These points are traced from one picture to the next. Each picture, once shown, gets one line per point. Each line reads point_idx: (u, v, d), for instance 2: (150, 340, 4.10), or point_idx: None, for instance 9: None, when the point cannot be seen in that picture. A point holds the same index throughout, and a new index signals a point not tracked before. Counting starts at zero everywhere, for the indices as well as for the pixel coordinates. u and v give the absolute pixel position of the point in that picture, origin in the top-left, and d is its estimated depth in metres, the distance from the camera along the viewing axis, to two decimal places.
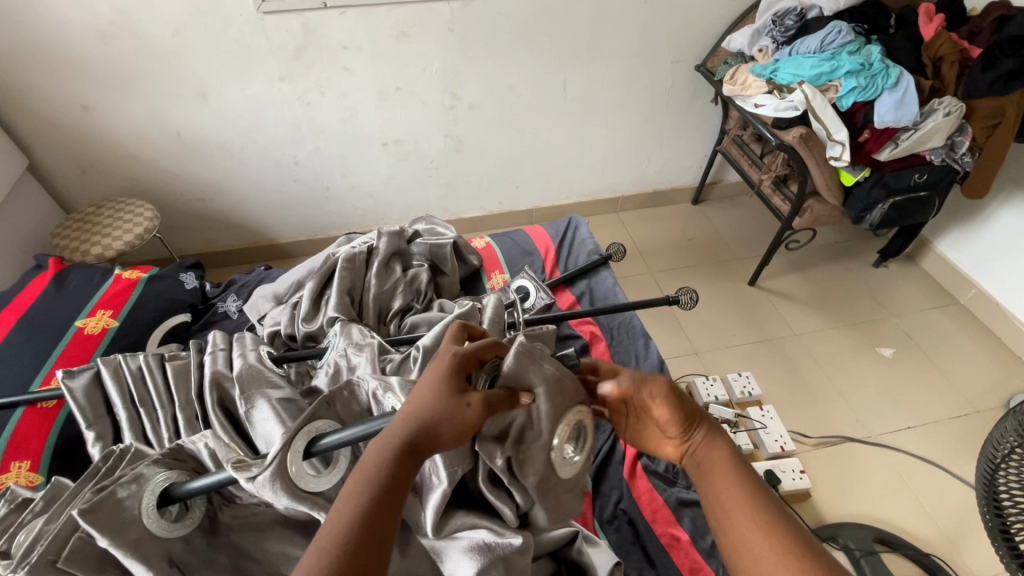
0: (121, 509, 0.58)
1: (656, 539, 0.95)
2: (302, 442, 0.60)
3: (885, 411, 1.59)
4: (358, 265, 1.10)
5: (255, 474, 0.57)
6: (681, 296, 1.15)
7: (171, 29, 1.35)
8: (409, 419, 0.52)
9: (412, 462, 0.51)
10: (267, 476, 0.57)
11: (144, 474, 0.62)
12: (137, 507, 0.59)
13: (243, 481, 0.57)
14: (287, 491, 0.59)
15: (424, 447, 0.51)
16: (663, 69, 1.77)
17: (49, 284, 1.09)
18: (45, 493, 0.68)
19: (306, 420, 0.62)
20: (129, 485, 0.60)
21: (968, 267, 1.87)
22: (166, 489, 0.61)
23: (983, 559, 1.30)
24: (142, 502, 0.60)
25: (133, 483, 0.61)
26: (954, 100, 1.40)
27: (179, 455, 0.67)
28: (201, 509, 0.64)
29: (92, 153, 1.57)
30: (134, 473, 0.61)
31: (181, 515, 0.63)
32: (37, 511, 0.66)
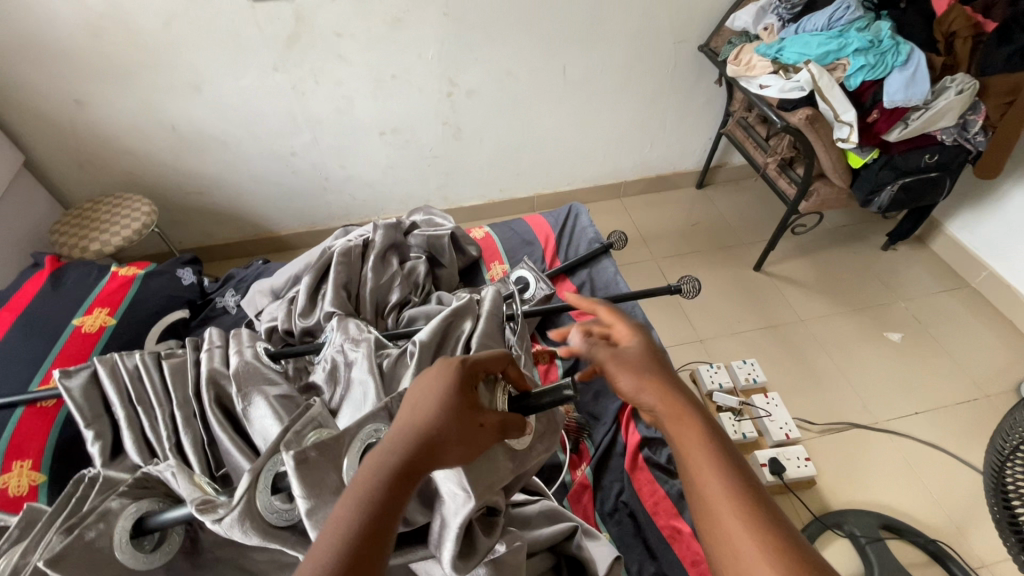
0: (92, 549, 0.57)
1: (658, 531, 0.94)
2: (266, 481, 0.59)
3: (892, 396, 1.57)
4: (354, 258, 1.09)
5: (222, 516, 0.55)
6: (683, 285, 1.12)
7: (160, 19, 1.32)
8: (390, 455, 0.48)
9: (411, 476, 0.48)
10: (234, 517, 0.55)
11: (112, 509, 0.60)
12: (109, 544, 0.58)
13: (209, 523, 0.55)
14: (259, 531, 0.57)
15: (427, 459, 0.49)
16: (665, 50, 1.72)
17: (45, 282, 1.09)
18: (21, 520, 0.65)
19: (269, 453, 0.59)
20: (97, 525, 0.58)
21: (979, 249, 1.83)
22: (141, 519, 0.61)
23: (989, 545, 1.30)
24: (114, 538, 0.59)
25: (100, 521, 0.59)
26: (967, 77, 1.35)
27: (146, 482, 0.65)
28: (178, 534, 0.64)
29: (88, 148, 1.56)
30: (101, 510, 0.59)
31: (158, 543, 0.62)
32: (14, 538, 0.65)
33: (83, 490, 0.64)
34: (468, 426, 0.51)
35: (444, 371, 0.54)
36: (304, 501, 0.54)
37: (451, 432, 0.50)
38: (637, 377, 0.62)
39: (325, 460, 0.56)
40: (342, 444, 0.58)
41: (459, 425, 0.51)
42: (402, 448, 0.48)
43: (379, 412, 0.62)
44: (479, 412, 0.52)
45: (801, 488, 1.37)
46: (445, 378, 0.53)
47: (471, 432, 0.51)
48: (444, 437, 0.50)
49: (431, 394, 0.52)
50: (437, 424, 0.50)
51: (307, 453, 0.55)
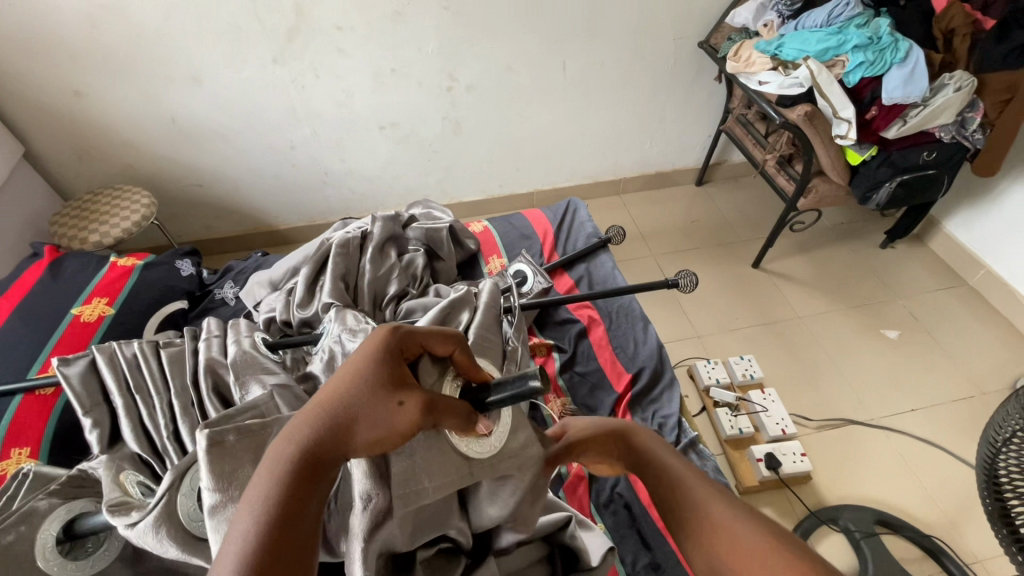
0: (13, 552, 0.60)
1: (653, 522, 0.95)
2: (189, 486, 0.62)
3: (888, 393, 1.58)
4: (352, 250, 1.09)
5: (136, 519, 0.58)
6: (680, 279, 1.12)
7: (161, 12, 1.32)
8: (301, 439, 0.45)
9: (317, 463, 0.44)
10: (150, 521, 0.58)
11: (38, 509, 0.64)
12: (32, 545, 0.61)
13: (121, 527, 0.59)
14: (173, 537, 0.58)
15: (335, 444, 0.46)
16: (665, 46, 1.72)
17: (44, 272, 1.09)
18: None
19: (189, 462, 0.63)
20: (17, 528, 0.62)
21: (977, 247, 1.83)
22: (67, 522, 0.64)
23: (983, 541, 1.30)
24: (36, 541, 0.62)
25: (22, 524, 0.62)
26: (965, 74, 1.35)
27: (82, 482, 0.71)
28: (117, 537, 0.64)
29: (88, 140, 1.56)
30: (25, 512, 0.63)
31: (95, 547, 0.63)
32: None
33: (14, 489, 0.69)
34: (386, 405, 0.47)
35: (366, 348, 0.51)
36: (212, 495, 0.53)
37: (363, 414, 0.47)
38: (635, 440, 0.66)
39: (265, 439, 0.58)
40: (268, 433, 0.58)
41: (373, 403, 0.47)
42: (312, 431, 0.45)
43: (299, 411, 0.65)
44: (399, 389, 0.48)
45: (797, 483, 1.37)
46: (364, 355, 0.50)
47: (387, 410, 0.47)
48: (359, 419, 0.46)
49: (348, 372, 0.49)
50: (350, 405, 0.47)
51: (225, 437, 0.55)
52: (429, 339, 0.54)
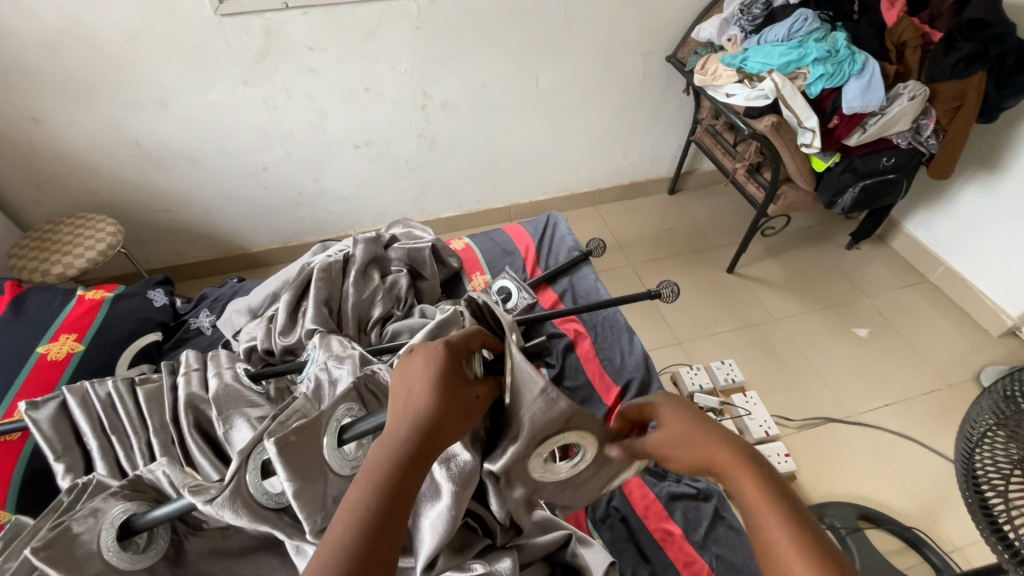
0: (76, 544, 0.55)
1: (649, 534, 0.95)
2: (255, 464, 0.60)
3: (862, 390, 1.63)
4: (334, 274, 1.07)
5: (213, 496, 0.55)
6: (663, 289, 1.14)
7: (123, 34, 1.28)
8: (386, 453, 0.47)
9: (416, 465, 0.47)
10: (226, 496, 0.56)
11: (101, 507, 0.58)
12: (95, 542, 0.56)
13: (200, 504, 0.54)
14: (249, 510, 0.58)
15: (432, 445, 0.48)
16: (634, 60, 1.77)
17: (6, 309, 1.04)
18: (4, 534, 0.65)
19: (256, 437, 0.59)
20: (86, 519, 0.57)
21: (935, 246, 1.92)
22: (128, 520, 0.58)
23: (960, 529, 1.35)
24: (101, 537, 0.57)
25: (91, 515, 0.57)
26: (918, 84, 1.43)
27: (139, 486, 0.62)
28: (164, 538, 0.61)
29: (46, 167, 1.49)
30: (90, 507, 0.57)
31: (147, 544, 0.60)
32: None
33: (74, 497, 0.64)
34: (462, 402, 0.50)
35: (424, 357, 0.52)
36: (291, 484, 0.57)
37: (452, 414, 0.49)
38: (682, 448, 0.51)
39: (305, 446, 0.59)
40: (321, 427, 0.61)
41: (451, 403, 0.49)
42: (396, 442, 0.47)
43: (349, 394, 0.67)
44: (467, 386, 0.52)
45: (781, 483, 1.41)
46: (423, 363, 0.51)
47: (469, 404, 0.51)
48: (441, 421, 0.48)
49: (417, 378, 0.51)
50: (428, 409, 0.48)
51: (286, 437, 0.58)
52: (473, 336, 0.57)
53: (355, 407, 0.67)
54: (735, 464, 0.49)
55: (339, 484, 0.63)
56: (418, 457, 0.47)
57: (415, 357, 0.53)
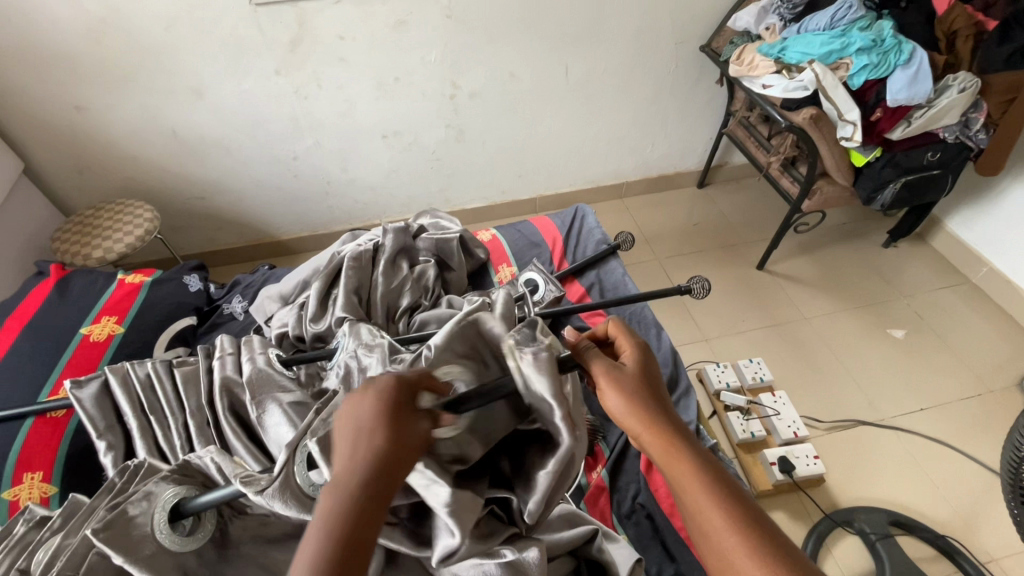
0: (132, 526, 0.58)
1: (675, 532, 0.94)
2: (303, 455, 0.60)
3: (896, 393, 1.58)
4: (365, 263, 1.08)
5: (263, 487, 0.56)
6: (693, 285, 1.12)
7: (161, 23, 1.31)
8: (331, 504, 0.47)
9: (364, 509, 0.48)
10: (275, 488, 0.57)
11: (154, 491, 0.60)
12: (148, 524, 0.58)
13: (252, 495, 0.56)
14: (295, 500, 0.58)
15: (377, 489, 0.49)
16: (667, 50, 1.73)
17: (51, 291, 1.08)
18: (62, 510, 0.65)
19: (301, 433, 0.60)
20: (140, 502, 0.59)
21: (979, 245, 1.84)
22: (178, 504, 0.60)
23: (997, 540, 1.30)
24: (153, 519, 0.59)
25: (145, 499, 0.60)
26: (969, 75, 1.36)
27: (187, 469, 0.64)
28: (212, 522, 0.62)
29: (87, 154, 1.54)
30: (144, 490, 0.60)
31: (194, 528, 0.61)
32: (56, 527, 0.65)
33: (126, 480, 0.65)
34: (408, 443, 0.52)
35: (373, 397, 0.53)
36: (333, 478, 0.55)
37: (395, 455, 0.50)
38: (627, 405, 0.59)
39: None
40: None
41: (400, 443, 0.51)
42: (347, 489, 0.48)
43: None
44: (411, 426, 0.53)
45: (810, 486, 1.37)
46: (372, 404, 0.53)
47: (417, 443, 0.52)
48: (387, 465, 0.49)
49: (356, 426, 0.52)
50: (372, 454, 0.50)
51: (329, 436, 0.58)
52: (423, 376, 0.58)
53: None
54: (668, 434, 0.57)
55: None
56: (364, 503, 0.48)
57: (363, 396, 0.54)
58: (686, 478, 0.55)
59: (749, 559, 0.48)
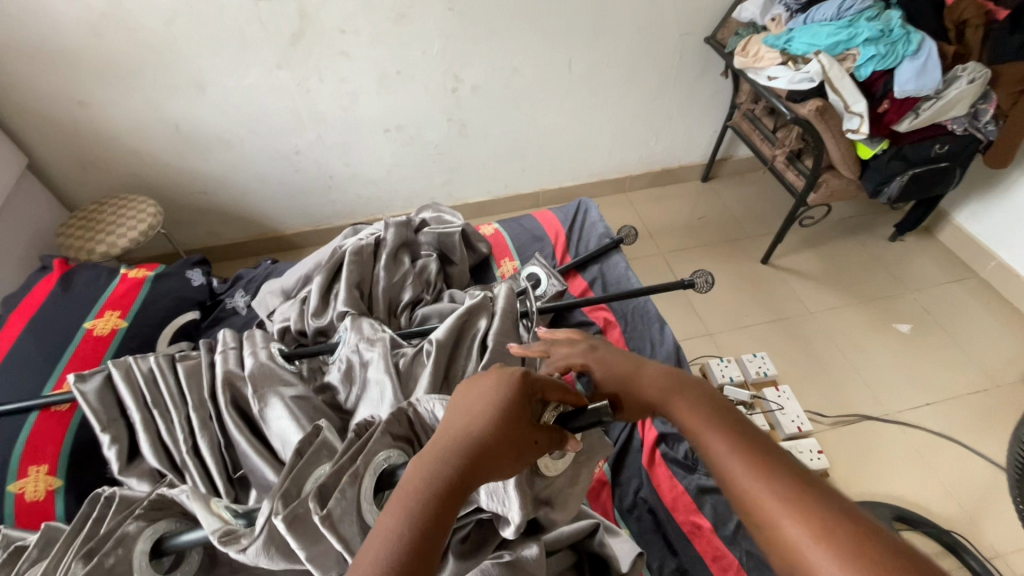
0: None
1: (678, 526, 0.93)
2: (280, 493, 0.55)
3: (902, 388, 1.57)
4: (365, 257, 1.07)
5: (245, 546, 0.54)
6: (696, 279, 1.11)
7: (163, 18, 1.30)
8: (428, 474, 0.46)
9: (458, 495, 0.46)
10: (258, 546, 0.54)
11: (128, 533, 0.58)
12: (129, 569, 0.57)
13: (234, 554, 0.54)
14: (283, 554, 0.56)
15: (480, 475, 0.48)
16: (672, 42, 1.71)
17: (55, 286, 1.08)
18: (40, 539, 0.66)
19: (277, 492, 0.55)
20: (115, 550, 0.56)
21: (986, 239, 1.82)
22: (159, 540, 0.59)
23: (1002, 535, 1.30)
24: (133, 562, 0.57)
25: (119, 546, 0.57)
26: (979, 66, 1.34)
27: (162, 503, 0.61)
28: (197, 553, 0.63)
29: (91, 148, 1.54)
30: (118, 535, 0.57)
31: (176, 563, 0.61)
32: (34, 558, 0.65)
33: (100, 511, 0.64)
34: (520, 439, 0.51)
35: (495, 378, 0.54)
36: (303, 552, 0.54)
37: (507, 446, 0.50)
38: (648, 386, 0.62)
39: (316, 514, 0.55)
40: (354, 485, 0.55)
41: (506, 438, 0.50)
42: (441, 467, 0.47)
43: (383, 438, 0.60)
44: (530, 428, 0.52)
45: None
46: (493, 385, 0.53)
47: (526, 447, 0.51)
48: (496, 452, 0.49)
49: (479, 407, 0.52)
50: (486, 436, 0.49)
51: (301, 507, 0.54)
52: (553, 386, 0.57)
53: (394, 452, 0.60)
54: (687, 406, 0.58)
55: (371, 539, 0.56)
56: (461, 487, 0.47)
57: (487, 378, 0.55)
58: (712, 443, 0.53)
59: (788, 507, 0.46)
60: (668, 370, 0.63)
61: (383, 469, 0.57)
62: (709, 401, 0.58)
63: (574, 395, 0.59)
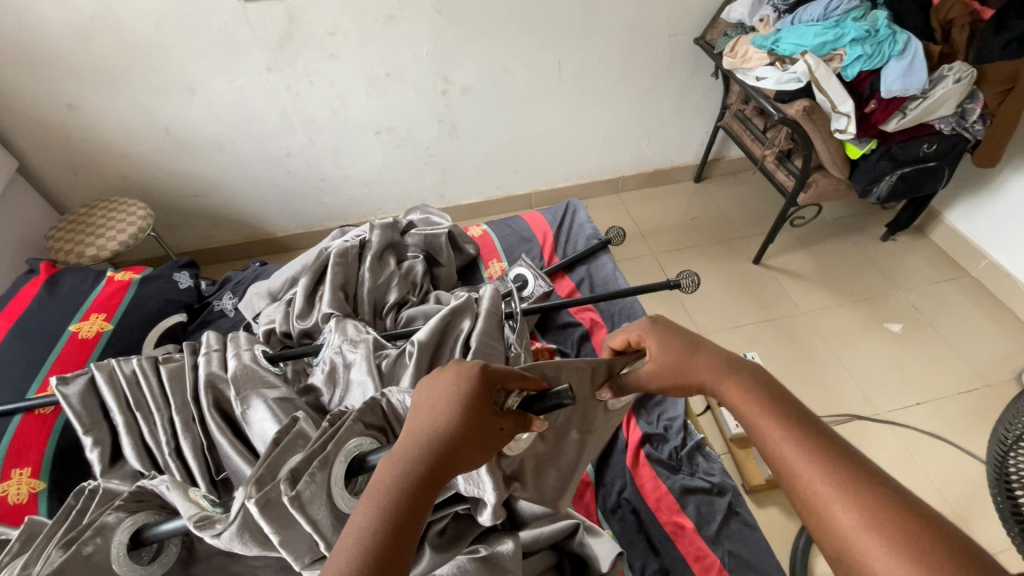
0: (90, 565, 0.55)
1: (661, 527, 0.93)
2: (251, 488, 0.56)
3: (892, 388, 1.57)
4: (351, 259, 1.08)
5: (219, 530, 0.54)
6: (682, 280, 1.11)
7: (151, 21, 1.31)
8: (393, 477, 0.47)
9: (425, 492, 0.47)
10: (232, 531, 0.54)
11: (108, 523, 0.58)
12: (108, 558, 0.56)
13: (208, 539, 0.54)
14: (257, 541, 0.56)
15: (446, 471, 0.48)
16: (662, 43, 1.71)
17: (41, 289, 1.08)
18: (20, 533, 0.65)
19: (253, 477, 0.56)
20: (94, 540, 0.56)
21: (977, 238, 1.82)
22: (139, 531, 0.59)
23: (992, 534, 1.30)
24: (112, 552, 0.57)
25: (98, 536, 0.56)
26: (965, 65, 1.34)
27: (142, 495, 0.62)
28: (176, 545, 0.62)
29: (81, 152, 1.54)
30: (97, 525, 0.57)
31: (155, 555, 0.61)
32: (15, 551, 0.64)
33: (83, 503, 0.64)
34: (484, 431, 0.50)
35: (455, 374, 0.51)
36: (276, 536, 0.54)
37: (471, 442, 0.49)
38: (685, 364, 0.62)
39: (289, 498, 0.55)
40: (324, 468, 0.56)
41: (470, 433, 0.49)
42: (406, 468, 0.47)
43: (356, 425, 0.61)
44: (494, 417, 0.50)
45: None
46: (454, 382, 0.51)
47: (492, 438, 0.50)
48: (460, 448, 0.48)
49: (441, 403, 0.50)
50: (449, 433, 0.48)
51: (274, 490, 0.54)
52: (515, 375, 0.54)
53: (367, 439, 0.61)
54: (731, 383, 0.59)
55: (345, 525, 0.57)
56: (427, 485, 0.47)
57: (449, 370, 0.52)
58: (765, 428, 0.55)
59: (840, 499, 0.47)
60: (723, 354, 0.62)
61: (353, 454, 0.58)
62: (764, 388, 0.58)
63: (534, 381, 0.56)
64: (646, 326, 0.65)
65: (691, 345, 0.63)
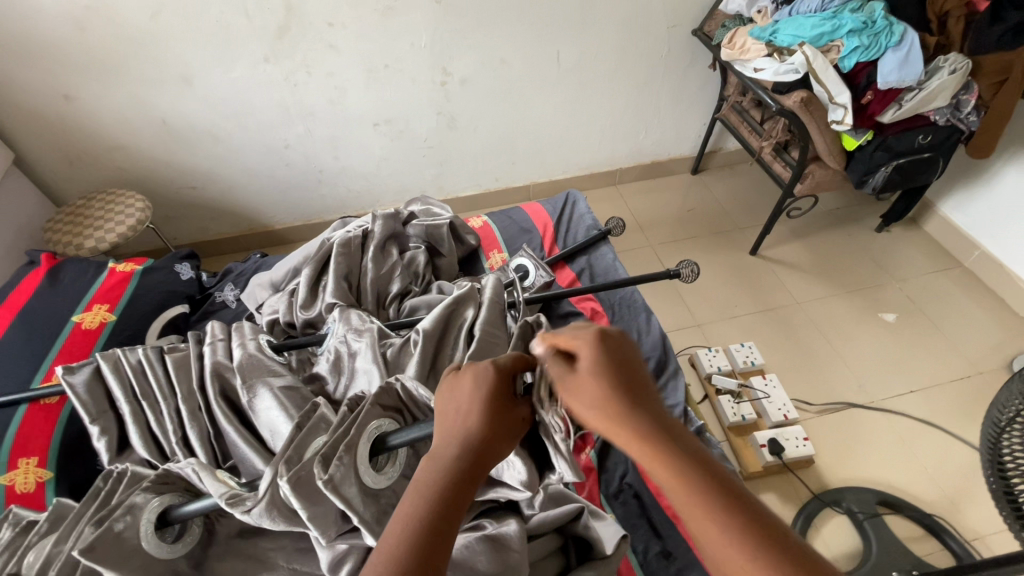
0: (121, 541, 0.57)
1: (662, 510, 0.96)
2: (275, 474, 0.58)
3: (886, 376, 1.60)
4: (354, 249, 1.08)
5: (250, 507, 0.56)
6: (681, 269, 1.12)
7: (147, 12, 1.30)
8: (435, 469, 0.47)
9: (467, 482, 0.47)
10: (262, 508, 0.57)
11: (136, 503, 0.60)
12: (136, 536, 0.58)
13: (239, 515, 0.56)
14: (285, 516, 0.58)
15: (484, 461, 0.48)
16: (660, 34, 1.71)
17: (42, 280, 1.08)
18: (47, 516, 0.67)
19: (280, 459, 0.57)
20: (124, 517, 0.58)
21: (970, 229, 1.85)
22: (165, 511, 0.60)
23: (983, 518, 1.32)
24: (140, 529, 0.58)
25: (128, 514, 0.59)
26: (960, 57, 1.36)
27: (167, 478, 0.64)
28: (199, 526, 0.64)
29: (77, 143, 1.53)
30: (127, 504, 0.59)
31: (181, 533, 0.62)
32: (43, 532, 0.66)
33: (110, 486, 0.65)
34: (511, 419, 0.51)
35: (472, 374, 0.51)
36: (304, 511, 0.57)
37: (502, 431, 0.50)
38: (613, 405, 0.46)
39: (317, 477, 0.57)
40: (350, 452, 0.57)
41: (499, 423, 0.50)
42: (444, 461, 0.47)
43: (376, 408, 0.61)
44: (516, 405, 0.52)
45: (799, 467, 1.39)
46: (473, 383, 0.51)
47: (518, 425, 0.52)
48: (493, 438, 0.49)
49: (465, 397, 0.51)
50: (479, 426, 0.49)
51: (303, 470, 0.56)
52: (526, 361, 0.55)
53: (387, 420, 0.62)
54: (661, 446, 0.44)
55: (374, 502, 0.60)
56: (467, 474, 0.47)
57: (467, 367, 0.53)
58: (692, 514, 0.41)
59: None
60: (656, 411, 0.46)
61: (377, 436, 0.59)
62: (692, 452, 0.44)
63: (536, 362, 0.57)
64: (589, 343, 0.48)
65: (626, 377, 0.47)
